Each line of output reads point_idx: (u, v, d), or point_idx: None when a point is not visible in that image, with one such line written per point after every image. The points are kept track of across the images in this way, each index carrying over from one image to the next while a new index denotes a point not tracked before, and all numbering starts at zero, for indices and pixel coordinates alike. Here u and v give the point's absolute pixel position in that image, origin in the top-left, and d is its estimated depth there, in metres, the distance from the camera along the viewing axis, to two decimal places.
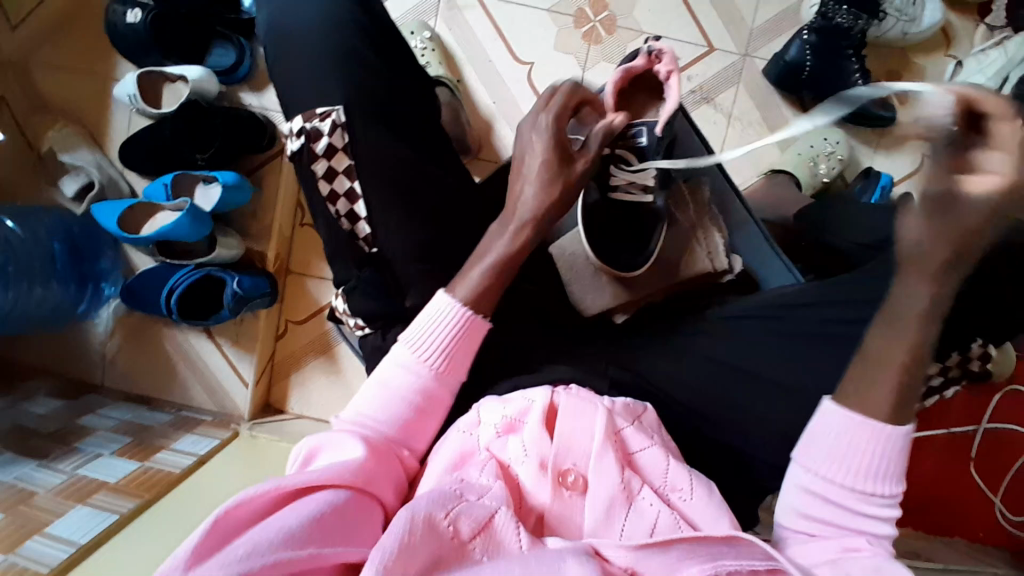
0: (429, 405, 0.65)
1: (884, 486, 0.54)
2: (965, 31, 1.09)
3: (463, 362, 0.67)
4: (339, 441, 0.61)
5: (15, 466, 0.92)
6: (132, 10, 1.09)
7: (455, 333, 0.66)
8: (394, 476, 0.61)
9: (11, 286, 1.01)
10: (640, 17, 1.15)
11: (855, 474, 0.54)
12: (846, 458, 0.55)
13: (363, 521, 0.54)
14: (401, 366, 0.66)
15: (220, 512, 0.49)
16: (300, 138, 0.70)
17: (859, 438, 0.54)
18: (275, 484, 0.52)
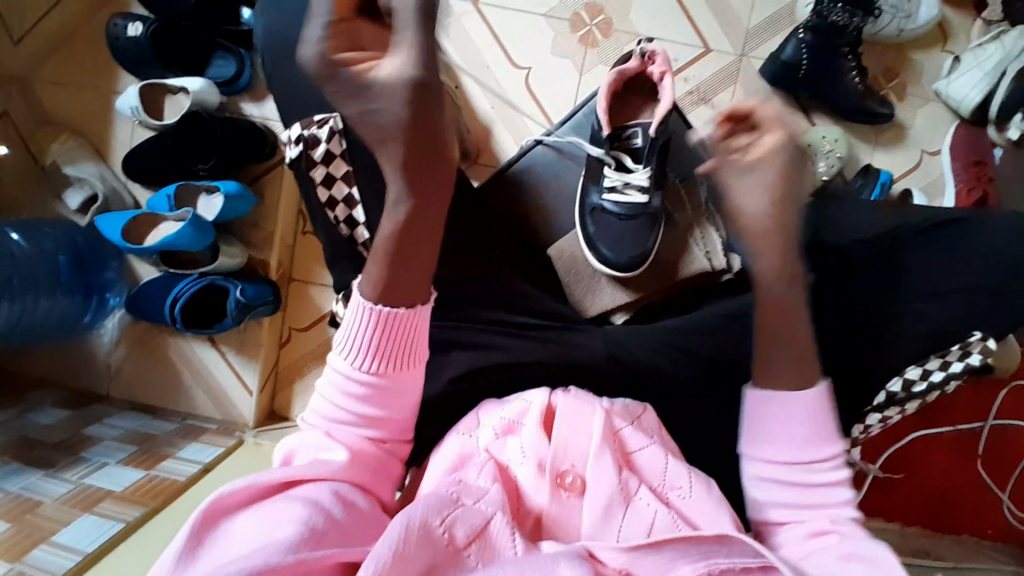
0: (379, 406, 0.60)
1: (822, 453, 0.60)
2: (961, 27, 1.09)
3: (407, 353, 0.60)
4: (308, 443, 0.59)
5: (22, 475, 0.93)
6: (133, 23, 1.11)
7: (377, 326, 0.58)
8: (382, 468, 0.61)
9: (16, 299, 1.03)
10: (636, 20, 1.16)
11: (791, 449, 0.60)
12: (782, 438, 0.60)
13: (352, 515, 0.54)
14: (337, 372, 0.60)
15: (204, 510, 0.50)
16: (298, 146, 0.71)
17: (786, 414, 0.60)
18: (253, 482, 0.53)
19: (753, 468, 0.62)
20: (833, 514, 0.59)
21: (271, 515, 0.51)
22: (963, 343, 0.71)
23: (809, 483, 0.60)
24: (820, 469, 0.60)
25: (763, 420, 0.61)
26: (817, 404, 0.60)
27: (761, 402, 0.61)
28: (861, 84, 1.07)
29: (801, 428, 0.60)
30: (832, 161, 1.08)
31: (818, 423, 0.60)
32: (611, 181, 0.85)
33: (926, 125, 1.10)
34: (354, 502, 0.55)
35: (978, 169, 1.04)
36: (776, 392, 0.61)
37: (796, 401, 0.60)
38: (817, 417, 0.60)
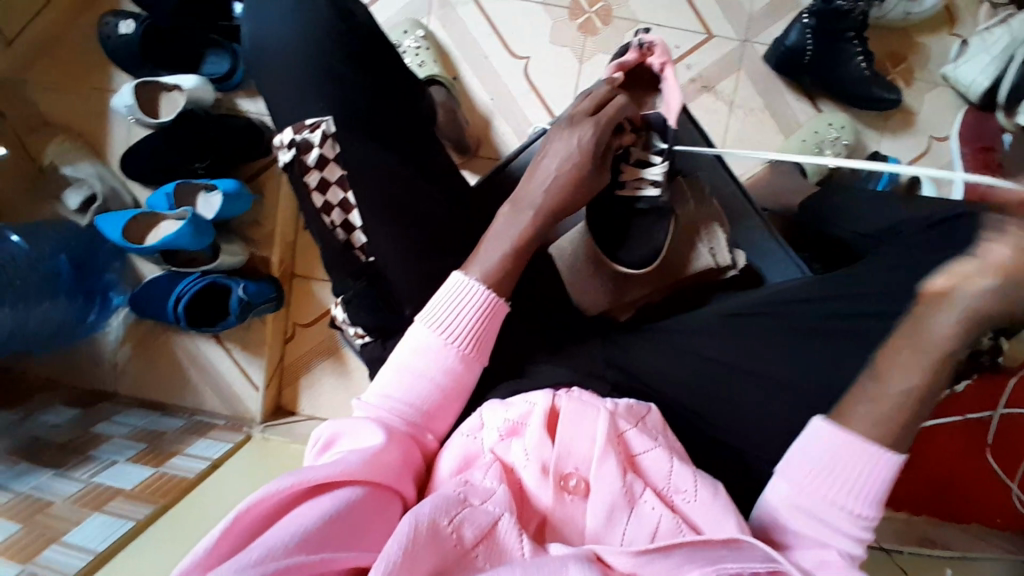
0: (456, 387, 0.66)
1: (864, 509, 0.59)
2: (969, 9, 1.06)
3: (488, 345, 0.68)
4: (361, 423, 0.62)
5: (34, 475, 0.94)
6: (125, 21, 1.11)
7: (484, 312, 0.67)
8: (413, 461, 0.62)
9: (20, 302, 1.03)
10: (635, 7, 1.13)
11: (838, 492, 0.59)
12: (833, 476, 0.60)
13: (377, 521, 0.54)
14: (428, 348, 0.66)
15: (239, 510, 0.49)
16: (290, 150, 0.70)
17: (851, 457, 0.59)
18: (290, 481, 0.51)
19: (786, 489, 0.62)
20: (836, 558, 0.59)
21: (303, 521, 0.50)
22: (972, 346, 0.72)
23: (826, 524, 0.59)
24: (849, 521, 0.59)
25: (828, 451, 0.60)
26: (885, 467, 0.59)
27: (833, 436, 0.60)
28: (868, 69, 1.04)
29: (860, 481, 0.59)
30: (838, 150, 1.06)
31: (875, 486, 0.59)
32: (624, 176, 0.81)
33: (935, 110, 1.08)
34: (379, 509, 0.55)
35: (986, 156, 1.01)
36: (861, 438, 0.59)
37: (868, 454, 0.59)
38: (879, 479, 0.59)
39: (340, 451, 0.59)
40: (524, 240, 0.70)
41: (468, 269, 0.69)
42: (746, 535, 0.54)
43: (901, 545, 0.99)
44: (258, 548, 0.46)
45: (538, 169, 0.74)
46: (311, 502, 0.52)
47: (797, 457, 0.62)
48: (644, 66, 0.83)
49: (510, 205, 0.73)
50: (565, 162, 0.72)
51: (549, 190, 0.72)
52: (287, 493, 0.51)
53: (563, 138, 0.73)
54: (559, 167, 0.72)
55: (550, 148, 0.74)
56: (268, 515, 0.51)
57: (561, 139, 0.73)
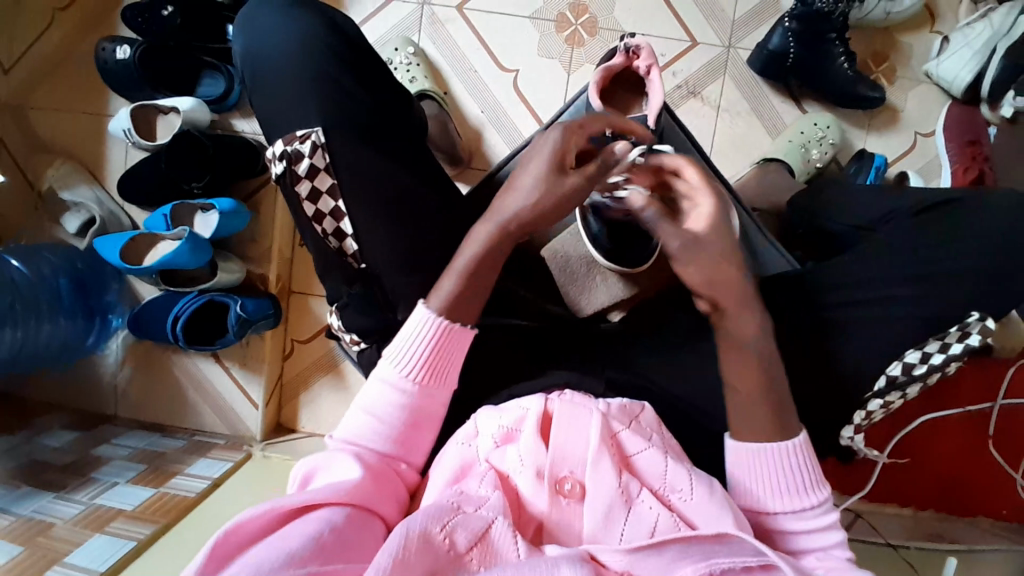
0: (418, 416, 0.65)
1: (810, 498, 0.61)
2: (948, 6, 1.08)
3: (449, 371, 0.67)
4: (332, 454, 0.62)
5: (34, 498, 0.94)
6: (120, 46, 1.12)
7: (439, 339, 0.66)
8: (396, 493, 0.61)
9: (19, 324, 1.04)
10: (620, 17, 1.15)
11: (779, 496, 0.61)
12: (770, 485, 0.62)
13: (363, 536, 0.54)
14: (385, 383, 0.65)
15: (218, 536, 0.49)
16: (281, 162, 0.72)
17: (774, 463, 0.61)
18: (267, 506, 0.52)
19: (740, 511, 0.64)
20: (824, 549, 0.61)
21: (290, 542, 0.50)
22: (960, 324, 0.71)
23: (797, 526, 0.61)
24: (809, 514, 0.61)
25: (750, 469, 0.62)
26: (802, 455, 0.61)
27: (746, 455, 0.62)
28: (851, 69, 1.05)
29: (786, 475, 0.61)
30: (825, 149, 1.08)
31: (802, 470, 0.61)
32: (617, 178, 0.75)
33: (919, 107, 1.10)
34: (363, 528, 0.55)
35: (973, 149, 1.03)
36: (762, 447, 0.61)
37: (785, 454, 0.61)
38: (800, 465, 0.61)
39: (318, 484, 0.60)
40: (484, 256, 0.67)
41: (428, 300, 0.68)
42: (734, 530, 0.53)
43: (908, 540, 1.00)
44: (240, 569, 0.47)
45: (516, 180, 0.68)
46: (293, 525, 0.53)
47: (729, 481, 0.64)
48: (630, 70, 0.85)
49: (483, 221, 0.68)
50: (537, 172, 0.67)
51: (525, 202, 0.66)
52: (266, 517, 0.52)
53: (538, 148, 0.68)
54: (534, 176, 0.67)
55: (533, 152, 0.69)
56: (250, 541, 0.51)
57: (536, 148, 0.69)
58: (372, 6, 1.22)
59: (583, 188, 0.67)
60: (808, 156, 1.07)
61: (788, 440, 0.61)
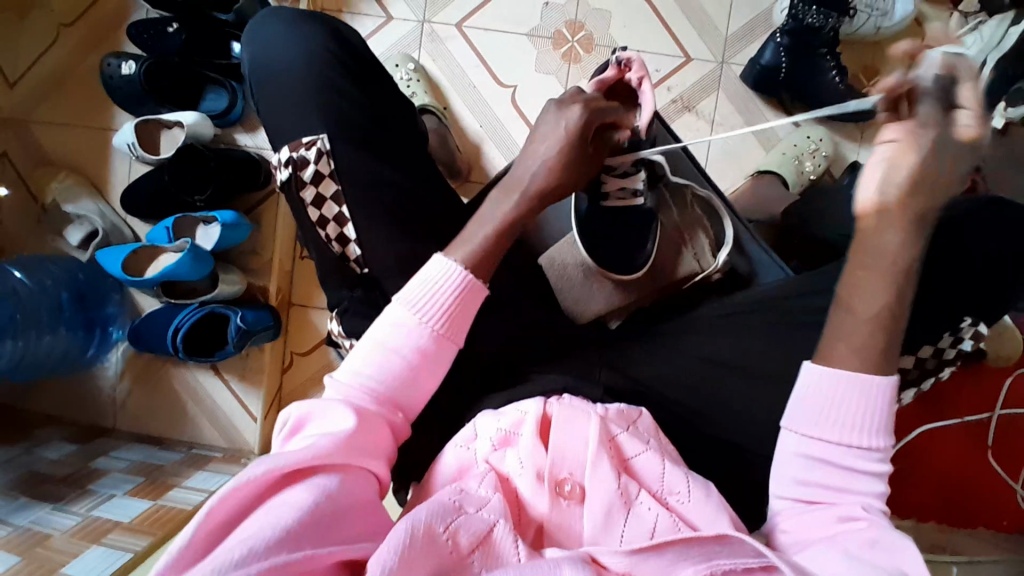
0: (428, 365, 0.65)
1: (872, 441, 0.56)
2: (937, 21, 1.13)
3: (465, 325, 0.67)
4: (330, 404, 0.61)
5: (30, 509, 0.93)
6: (126, 62, 1.15)
7: (462, 293, 0.66)
8: (383, 443, 0.61)
9: (19, 334, 1.04)
10: (616, 34, 1.18)
11: (835, 433, 0.56)
12: (840, 419, 0.57)
13: (355, 507, 0.54)
14: (401, 325, 0.65)
15: (213, 504, 0.49)
16: (287, 168, 0.73)
17: (849, 394, 0.57)
18: (263, 470, 0.52)
19: (794, 444, 0.59)
20: (866, 500, 0.56)
21: (281, 514, 0.50)
22: (953, 332, 0.74)
23: (842, 470, 0.56)
24: (865, 457, 0.57)
25: (826, 396, 0.57)
26: (880, 392, 0.57)
27: (826, 380, 0.57)
28: (842, 83, 1.07)
29: (855, 410, 0.57)
30: (818, 161, 1.10)
31: (872, 412, 0.56)
32: (607, 188, 0.83)
33: None
34: (357, 495, 0.55)
35: None
36: (842, 373, 0.57)
37: (865, 387, 0.57)
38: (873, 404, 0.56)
39: (312, 433, 0.58)
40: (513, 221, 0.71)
41: (449, 253, 0.69)
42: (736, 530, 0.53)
43: None
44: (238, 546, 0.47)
45: (533, 150, 0.73)
46: (286, 493, 0.52)
47: (796, 408, 0.59)
48: (623, 81, 0.84)
49: (501, 187, 0.74)
50: (557, 144, 0.72)
51: (545, 170, 0.72)
52: (259, 484, 0.52)
53: (555, 121, 0.73)
54: (558, 147, 0.72)
55: (541, 128, 0.74)
56: (236, 511, 0.51)
57: (550, 124, 0.73)
58: (373, 24, 1.24)
59: (590, 163, 0.75)
60: (802, 167, 1.09)
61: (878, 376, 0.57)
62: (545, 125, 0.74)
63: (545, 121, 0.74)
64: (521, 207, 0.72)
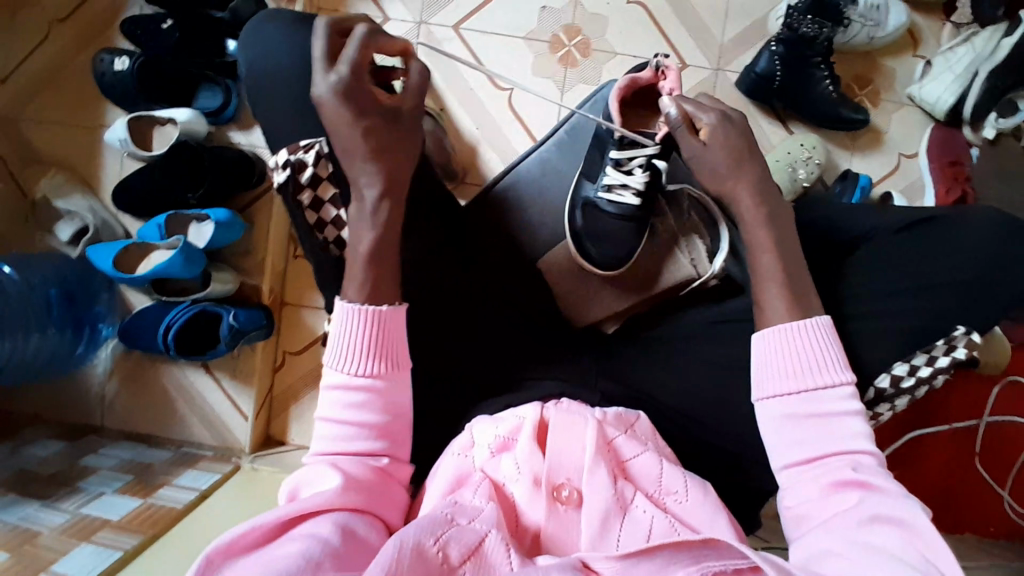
0: (379, 406, 0.66)
1: (829, 380, 0.63)
2: (931, 31, 1.12)
3: (397, 355, 0.67)
4: (313, 470, 0.63)
5: (20, 507, 0.93)
6: (120, 58, 1.14)
7: (371, 322, 0.66)
8: (372, 486, 0.63)
9: (6, 336, 1.04)
10: (612, 39, 1.18)
11: (801, 377, 0.64)
12: (792, 368, 0.64)
13: (346, 541, 0.57)
14: (338, 382, 0.66)
15: (203, 567, 0.52)
16: (286, 169, 0.73)
17: (792, 343, 0.65)
18: (247, 528, 0.55)
19: (763, 409, 0.65)
20: (850, 447, 0.61)
21: (268, 563, 0.53)
22: (947, 338, 0.73)
23: (824, 413, 0.63)
24: (830, 399, 0.63)
25: (770, 355, 0.66)
26: (819, 333, 0.65)
27: (769, 341, 0.66)
28: (834, 92, 1.09)
29: (811, 351, 0.64)
30: (811, 168, 1.10)
31: (825, 348, 0.64)
32: (610, 182, 0.80)
33: (902, 128, 1.13)
34: (347, 530, 0.58)
35: (955, 170, 1.08)
36: (788, 322, 0.66)
37: (802, 331, 0.65)
38: (827, 343, 0.64)
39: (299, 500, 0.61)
40: (383, 236, 0.69)
41: (347, 294, 0.68)
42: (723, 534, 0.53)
43: None
44: None
45: (352, 155, 0.69)
46: (275, 545, 0.55)
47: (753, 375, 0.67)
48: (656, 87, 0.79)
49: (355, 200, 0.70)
50: (357, 140, 0.67)
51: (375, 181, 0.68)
52: (246, 540, 0.55)
53: (329, 121, 0.68)
54: (357, 145, 0.67)
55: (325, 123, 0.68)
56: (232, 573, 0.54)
57: (323, 104, 0.67)
58: (370, 23, 1.24)
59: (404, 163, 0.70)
60: (795, 174, 1.10)
61: (814, 318, 0.66)
62: (325, 117, 0.68)
63: (324, 115, 0.68)
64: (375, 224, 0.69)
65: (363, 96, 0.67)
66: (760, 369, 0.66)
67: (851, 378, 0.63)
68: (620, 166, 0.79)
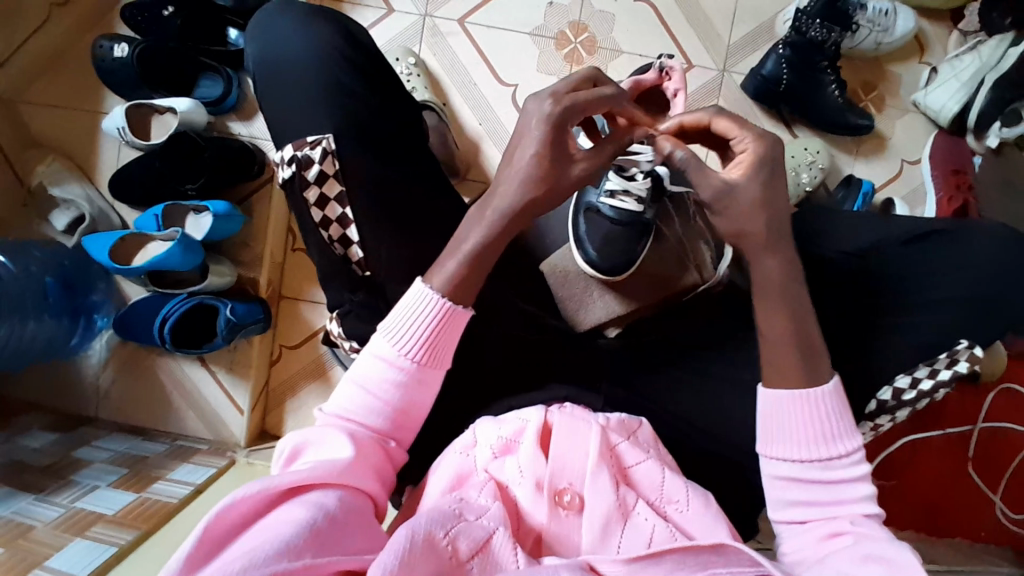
0: (413, 395, 0.65)
1: (840, 449, 0.61)
2: (938, 38, 1.12)
3: (447, 353, 0.67)
4: (329, 433, 0.61)
5: (12, 500, 0.91)
6: (119, 44, 1.12)
7: (442, 318, 0.65)
8: (378, 469, 0.62)
9: (4, 321, 1.01)
10: (619, 37, 1.17)
11: (810, 445, 0.61)
12: (802, 435, 0.62)
13: (358, 521, 0.55)
14: (382, 358, 0.65)
15: (212, 518, 0.49)
16: (291, 167, 0.71)
17: (803, 410, 0.62)
18: (265, 485, 0.52)
19: (770, 468, 0.63)
20: (851, 511, 0.60)
21: (277, 529, 0.50)
22: (949, 352, 0.72)
23: (829, 480, 0.61)
24: (838, 465, 0.61)
25: (781, 417, 0.62)
26: (833, 401, 0.62)
27: (780, 402, 0.62)
28: (841, 97, 1.08)
29: (823, 419, 0.62)
30: (814, 173, 1.10)
31: (834, 419, 0.62)
32: (612, 186, 0.81)
33: (906, 135, 1.13)
34: (357, 512, 0.56)
35: (957, 178, 1.06)
36: (800, 390, 0.62)
37: (816, 399, 0.62)
38: (838, 411, 0.62)
39: (306, 461, 0.59)
40: (490, 242, 0.67)
41: (428, 279, 0.67)
42: (732, 540, 0.54)
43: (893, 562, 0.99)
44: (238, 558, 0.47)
45: (511, 159, 0.66)
46: (283, 509, 0.53)
47: (762, 432, 0.64)
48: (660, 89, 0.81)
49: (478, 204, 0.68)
50: (533, 151, 0.65)
51: (521, 186, 0.66)
52: (256, 499, 0.52)
53: (524, 125, 0.66)
54: (535, 152, 0.65)
55: (518, 130, 0.66)
56: (232, 529, 0.51)
57: (526, 123, 0.66)
58: (374, 15, 1.22)
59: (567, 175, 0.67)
60: (798, 179, 1.10)
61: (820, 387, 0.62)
62: (522, 123, 0.66)
63: (522, 118, 0.66)
64: (490, 231, 0.67)
65: (566, 139, 0.65)
66: (767, 427, 0.63)
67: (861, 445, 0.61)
68: (623, 171, 0.81)
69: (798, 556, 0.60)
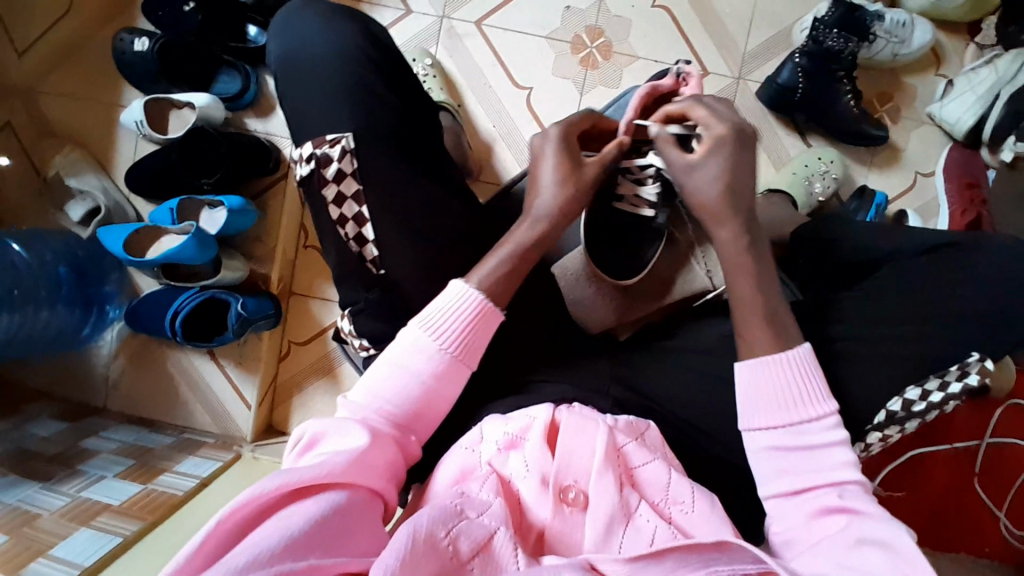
0: (441, 389, 0.66)
1: (811, 411, 0.63)
2: (954, 51, 1.12)
3: (477, 350, 0.68)
4: (347, 424, 0.61)
5: (19, 487, 0.92)
6: (139, 39, 1.13)
7: (478, 317, 0.67)
8: (394, 465, 0.61)
9: (16, 311, 1.03)
10: (635, 43, 1.18)
11: (782, 411, 0.63)
12: (776, 401, 0.64)
13: (367, 522, 0.55)
14: (415, 350, 0.66)
15: (224, 514, 0.50)
16: (309, 163, 0.72)
17: (774, 374, 0.64)
18: (277, 482, 0.52)
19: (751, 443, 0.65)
20: (838, 484, 0.60)
21: (288, 524, 0.50)
22: (960, 364, 0.73)
23: (807, 447, 0.62)
24: (813, 428, 0.63)
25: (757, 387, 0.64)
26: (802, 364, 0.64)
27: (754, 371, 0.65)
28: (856, 108, 1.08)
29: (795, 385, 0.64)
30: (827, 182, 1.10)
31: (809, 379, 0.64)
32: (622, 190, 0.81)
33: (920, 147, 1.13)
34: (366, 511, 0.56)
35: (972, 192, 1.06)
36: (766, 356, 0.65)
37: (783, 362, 0.64)
38: (810, 374, 0.64)
39: (322, 452, 0.59)
40: (528, 247, 0.71)
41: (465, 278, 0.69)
42: (734, 537, 0.53)
43: None
44: (246, 553, 0.47)
45: (537, 178, 0.75)
46: (296, 505, 0.53)
47: (740, 406, 0.66)
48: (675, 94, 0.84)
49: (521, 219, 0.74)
50: (552, 163, 0.74)
51: (553, 194, 0.73)
52: (269, 495, 0.52)
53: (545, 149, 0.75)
54: (554, 165, 0.74)
55: (534, 157, 0.76)
56: (242, 524, 0.51)
57: (542, 150, 0.76)
58: (393, 15, 1.23)
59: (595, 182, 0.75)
60: (811, 188, 1.10)
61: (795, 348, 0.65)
62: (536, 151, 0.76)
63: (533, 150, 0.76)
64: (533, 232, 0.72)
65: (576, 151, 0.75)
66: (752, 405, 0.65)
67: (833, 408, 0.63)
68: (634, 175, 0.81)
69: (788, 539, 0.60)
